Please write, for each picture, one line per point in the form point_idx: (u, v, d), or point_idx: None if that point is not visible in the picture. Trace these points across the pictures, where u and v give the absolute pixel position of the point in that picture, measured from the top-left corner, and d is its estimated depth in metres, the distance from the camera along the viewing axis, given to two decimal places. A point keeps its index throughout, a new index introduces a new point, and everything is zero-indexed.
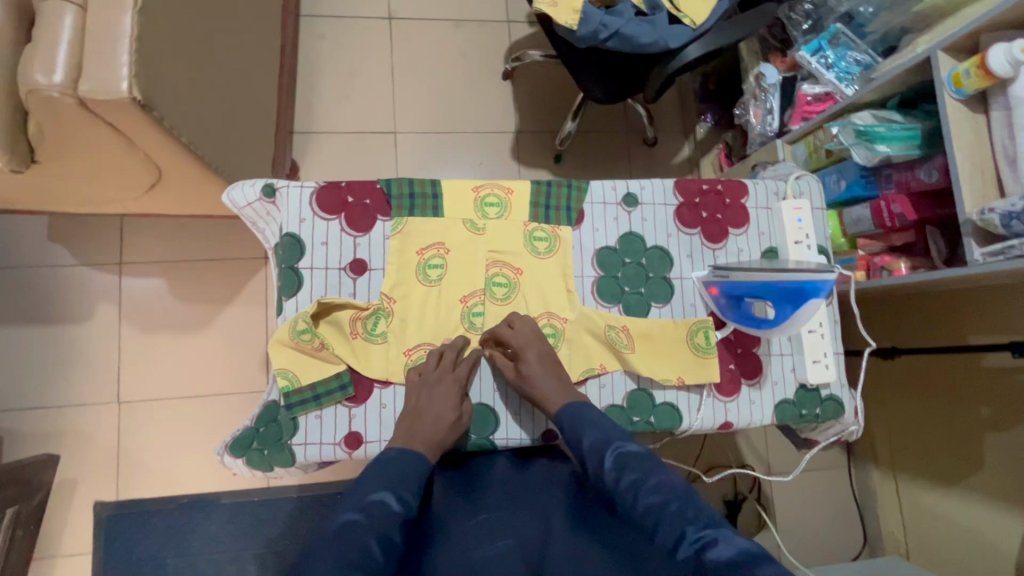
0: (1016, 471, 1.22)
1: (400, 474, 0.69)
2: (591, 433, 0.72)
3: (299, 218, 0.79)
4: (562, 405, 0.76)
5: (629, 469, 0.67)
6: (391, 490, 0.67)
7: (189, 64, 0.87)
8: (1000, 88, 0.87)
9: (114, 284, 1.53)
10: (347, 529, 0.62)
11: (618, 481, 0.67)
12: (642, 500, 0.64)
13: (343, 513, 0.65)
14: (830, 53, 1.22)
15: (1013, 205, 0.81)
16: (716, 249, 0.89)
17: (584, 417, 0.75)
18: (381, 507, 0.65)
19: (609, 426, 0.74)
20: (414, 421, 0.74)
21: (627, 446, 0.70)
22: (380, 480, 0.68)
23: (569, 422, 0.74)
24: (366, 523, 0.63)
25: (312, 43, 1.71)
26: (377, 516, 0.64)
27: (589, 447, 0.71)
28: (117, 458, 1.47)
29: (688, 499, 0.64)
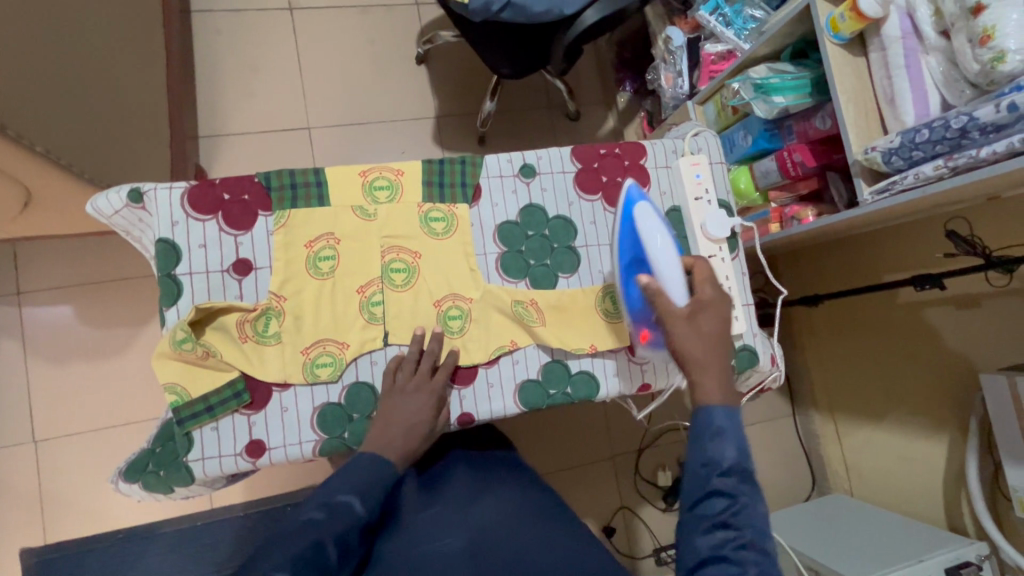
0: (937, 397, 1.29)
1: (368, 479, 0.67)
2: (734, 464, 0.60)
3: (171, 222, 0.74)
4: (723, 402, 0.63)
5: (748, 540, 0.56)
6: (359, 493, 0.66)
7: (33, 67, 0.79)
8: (875, 29, 0.89)
9: (13, 316, 1.42)
10: (305, 526, 0.62)
11: (727, 534, 0.56)
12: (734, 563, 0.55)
13: (306, 509, 0.65)
14: (727, 10, 1.24)
15: (891, 141, 0.83)
16: (619, 214, 0.88)
17: (734, 437, 0.61)
18: (344, 509, 0.64)
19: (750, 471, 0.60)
20: (388, 426, 0.72)
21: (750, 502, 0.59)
22: (349, 483, 0.67)
23: (718, 426, 0.61)
24: (325, 523, 0.63)
25: (208, 40, 1.61)
26: (339, 517, 0.64)
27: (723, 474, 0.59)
28: (41, 501, 1.38)
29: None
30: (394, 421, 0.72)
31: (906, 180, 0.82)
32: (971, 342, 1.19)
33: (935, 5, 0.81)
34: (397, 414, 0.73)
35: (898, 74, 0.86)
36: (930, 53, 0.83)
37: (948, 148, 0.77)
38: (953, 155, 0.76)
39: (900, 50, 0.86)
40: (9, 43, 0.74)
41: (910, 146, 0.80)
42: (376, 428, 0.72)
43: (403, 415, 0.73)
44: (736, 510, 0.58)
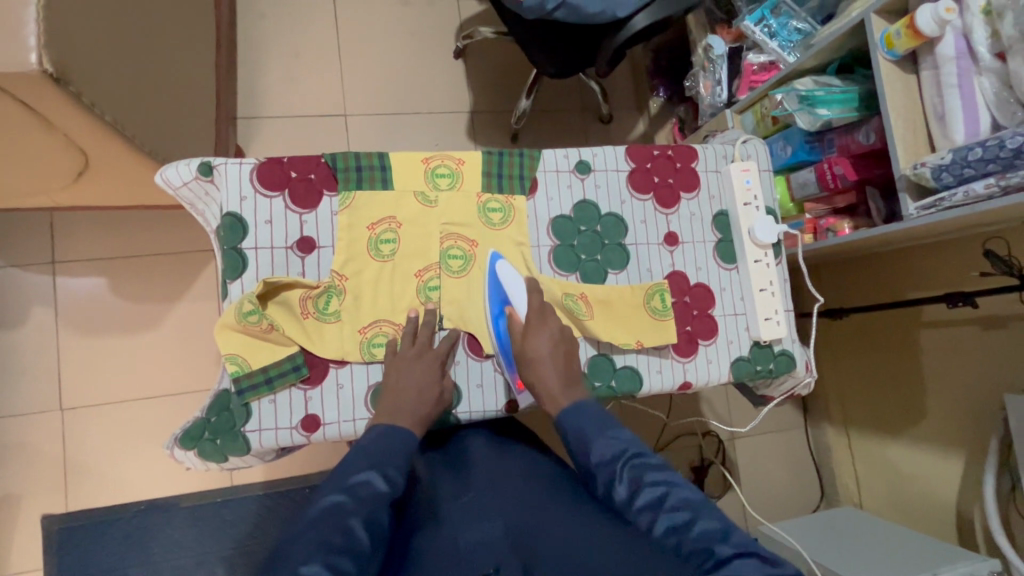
0: (956, 417, 1.30)
1: (386, 453, 0.66)
2: (599, 443, 0.68)
3: (240, 196, 0.75)
4: (564, 407, 0.72)
5: (647, 485, 0.62)
6: (377, 469, 0.64)
7: (108, 37, 0.81)
8: (928, 47, 0.91)
9: (47, 285, 1.43)
10: (330, 511, 0.58)
11: (632, 500, 0.62)
12: (662, 518, 0.59)
13: (324, 497, 0.61)
14: (773, 22, 1.25)
15: (942, 157, 0.84)
16: (668, 214, 0.89)
17: (590, 420, 0.70)
18: (367, 487, 0.61)
19: (620, 433, 0.68)
20: (399, 396, 0.72)
21: (642, 457, 0.65)
22: (364, 460, 0.64)
23: (575, 425, 0.70)
24: (351, 504, 0.59)
25: (252, 24, 1.63)
26: (364, 496, 0.60)
27: (597, 461, 0.66)
28: (64, 469, 1.39)
29: (714, 513, 0.58)
30: (404, 390, 0.72)
31: (955, 197, 0.84)
32: (996, 362, 1.20)
33: (993, 27, 0.82)
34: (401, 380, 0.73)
35: (950, 93, 0.88)
36: (983, 75, 0.85)
37: (1001, 167, 0.79)
38: (1006, 174, 0.78)
39: (953, 69, 0.87)
40: (91, 12, 0.76)
41: (962, 164, 0.82)
42: (386, 401, 0.72)
43: (400, 381, 0.73)
44: (617, 476, 0.64)
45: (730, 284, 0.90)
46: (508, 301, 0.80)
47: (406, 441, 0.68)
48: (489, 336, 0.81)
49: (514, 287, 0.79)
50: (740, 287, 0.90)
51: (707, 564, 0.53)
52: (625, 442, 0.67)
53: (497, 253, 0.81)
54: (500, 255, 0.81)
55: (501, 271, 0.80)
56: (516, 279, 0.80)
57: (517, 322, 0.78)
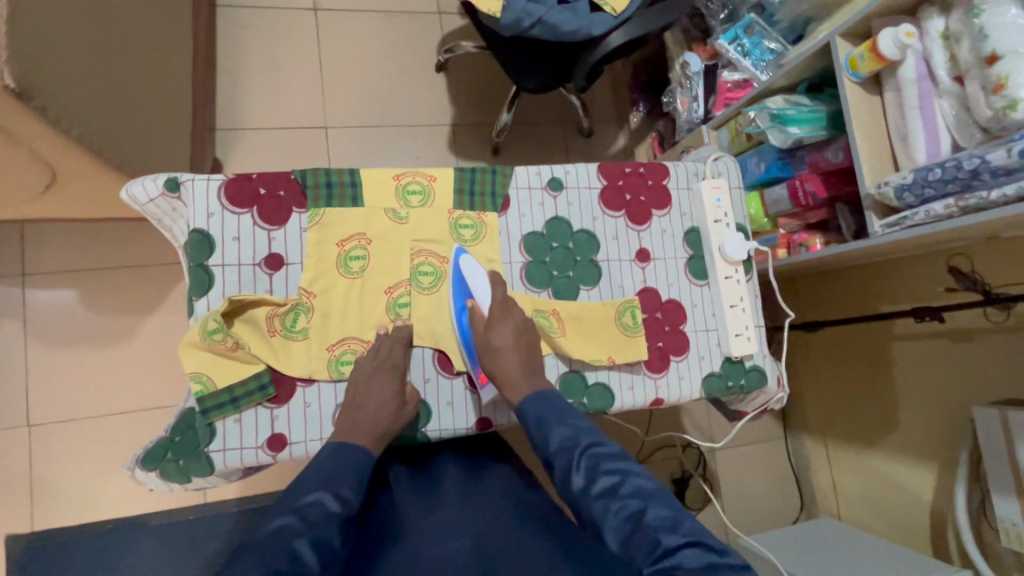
0: (928, 430, 1.32)
1: (337, 472, 0.67)
2: (559, 431, 0.69)
3: (206, 213, 0.74)
4: (531, 392, 0.73)
5: (604, 474, 0.64)
6: (329, 489, 0.65)
7: (75, 52, 0.80)
8: (891, 70, 0.93)
9: (17, 297, 1.40)
10: (278, 533, 0.59)
11: (589, 490, 0.64)
12: (616, 508, 0.62)
13: (274, 517, 0.62)
14: (746, 41, 1.27)
15: (904, 177, 0.86)
16: (640, 231, 0.90)
17: (550, 410, 0.71)
18: (318, 508, 0.63)
19: (577, 422, 0.70)
20: (355, 412, 0.72)
21: (599, 447, 0.67)
22: (318, 479, 0.66)
23: (536, 412, 0.71)
24: (302, 526, 0.61)
25: (232, 35, 1.63)
26: (313, 518, 0.62)
27: (555, 448, 0.68)
28: (30, 487, 1.35)
29: (663, 502, 0.62)
30: (362, 404, 0.72)
31: (917, 216, 0.86)
32: (964, 375, 1.22)
33: (951, 52, 0.85)
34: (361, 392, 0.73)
35: (912, 115, 0.90)
36: (943, 97, 0.87)
37: (960, 187, 0.81)
38: (964, 195, 0.80)
39: (915, 92, 0.90)
40: (56, 27, 0.75)
41: (923, 184, 0.84)
42: (344, 417, 0.72)
43: (360, 394, 0.73)
44: (575, 465, 0.66)
45: (702, 300, 0.91)
46: (472, 297, 0.79)
47: (359, 458, 0.70)
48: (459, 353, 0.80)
49: (479, 281, 0.79)
50: (711, 303, 0.91)
51: (655, 551, 0.57)
52: (583, 431, 0.69)
53: (461, 250, 0.81)
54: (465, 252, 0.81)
55: (466, 266, 0.80)
56: (481, 274, 0.80)
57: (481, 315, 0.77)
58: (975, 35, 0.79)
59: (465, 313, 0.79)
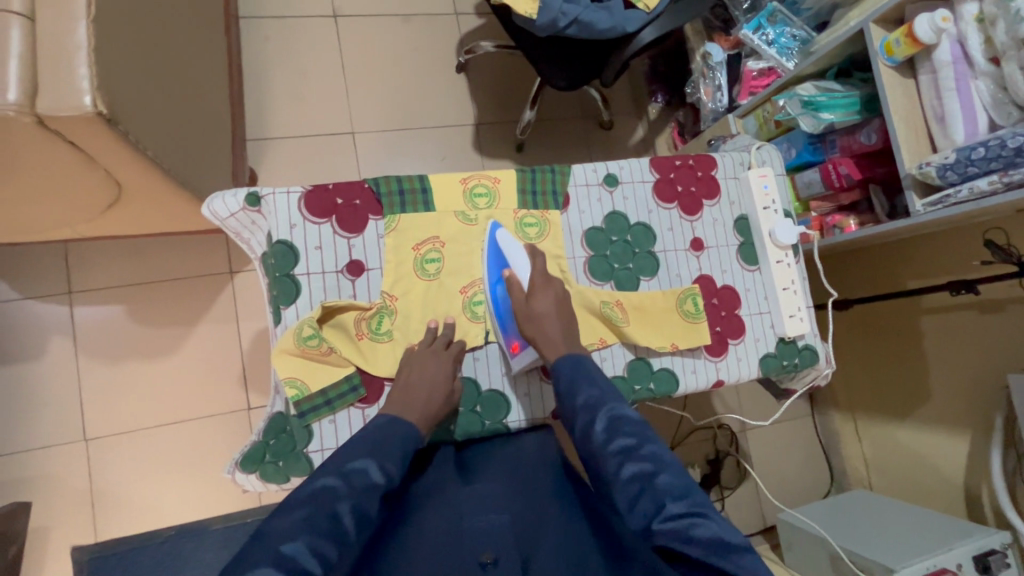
0: (959, 400, 1.36)
1: (384, 444, 0.67)
2: (587, 390, 0.71)
3: (290, 225, 0.77)
4: (564, 353, 0.76)
5: (623, 435, 0.65)
6: (374, 459, 0.65)
7: (145, 74, 0.83)
8: (926, 54, 0.96)
9: (65, 315, 1.43)
10: (323, 493, 0.60)
11: (605, 445, 0.66)
12: (628, 467, 0.63)
13: (320, 476, 0.63)
14: (770, 30, 1.30)
15: (946, 157, 0.90)
16: (693, 221, 0.94)
17: (582, 373, 0.73)
18: (361, 476, 0.63)
19: (604, 386, 0.72)
20: (408, 390, 0.74)
21: (621, 410, 0.68)
22: (364, 449, 0.66)
23: (568, 373, 0.73)
24: (344, 491, 0.61)
25: (256, 46, 1.64)
26: (358, 484, 0.62)
27: (581, 404, 0.70)
28: (91, 498, 1.39)
29: (677, 473, 0.63)
30: (414, 386, 0.74)
31: (961, 194, 0.90)
32: (996, 344, 1.26)
33: (986, 35, 0.88)
34: (431, 388, 0.74)
35: (949, 96, 0.94)
36: (980, 78, 0.91)
37: (1003, 165, 0.85)
38: (1008, 172, 0.84)
39: (950, 73, 0.93)
40: (130, 52, 0.78)
41: (965, 162, 0.88)
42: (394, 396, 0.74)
43: (433, 392, 0.74)
44: (597, 422, 0.68)
45: (754, 284, 0.95)
46: (508, 267, 0.82)
47: (408, 435, 0.69)
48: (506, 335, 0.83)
49: (515, 254, 0.82)
50: (764, 287, 0.95)
51: (660, 513, 0.60)
52: (609, 395, 0.70)
53: (496, 223, 0.84)
54: (500, 225, 0.84)
55: (501, 240, 0.83)
56: (516, 246, 0.83)
57: (517, 284, 0.80)
58: (1010, 17, 0.82)
59: (500, 283, 0.82)
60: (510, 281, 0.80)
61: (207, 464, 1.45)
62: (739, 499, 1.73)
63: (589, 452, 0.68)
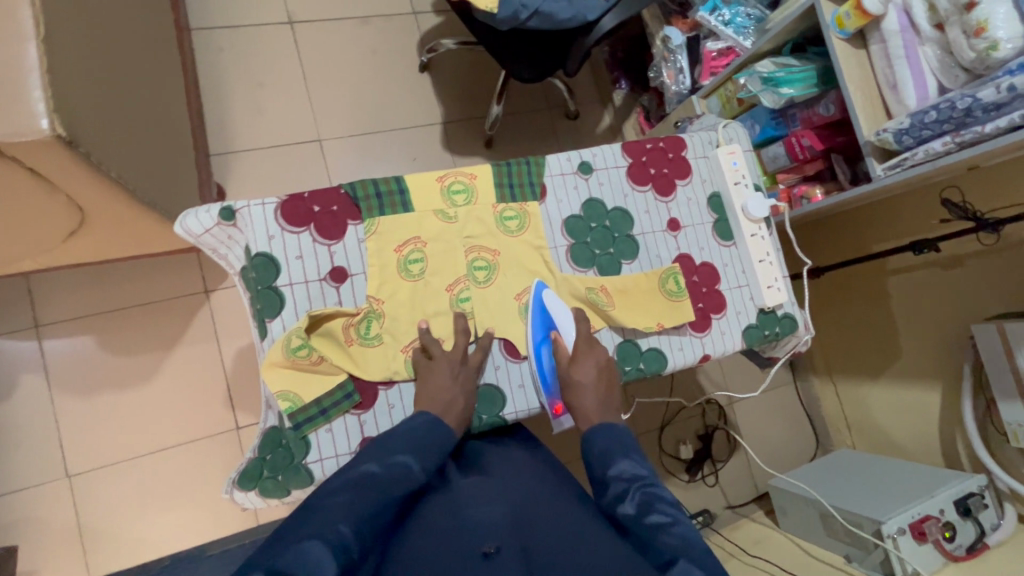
0: (930, 353, 1.42)
1: (427, 441, 0.69)
2: (621, 461, 0.70)
3: (267, 236, 0.76)
4: (598, 422, 0.76)
5: (656, 509, 0.64)
6: (416, 454, 0.67)
7: (102, 94, 0.80)
8: (875, 25, 1.00)
9: (34, 350, 1.38)
10: (366, 480, 0.63)
11: (638, 517, 0.64)
12: (662, 541, 0.61)
13: (362, 463, 0.65)
14: (726, 11, 1.32)
15: (901, 123, 0.94)
16: (668, 202, 0.96)
17: (615, 444, 0.73)
18: (403, 470, 0.65)
19: (638, 460, 0.71)
20: None
21: (654, 487, 0.67)
22: (406, 444, 0.68)
23: (602, 444, 0.73)
24: (386, 482, 0.63)
25: (210, 58, 1.60)
26: (398, 476, 0.64)
27: (614, 475, 0.69)
28: (78, 536, 1.34)
29: (710, 554, 0.60)
30: None
31: (917, 156, 0.94)
32: (956, 297, 1.33)
33: (929, 2, 0.92)
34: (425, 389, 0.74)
35: (899, 64, 0.98)
36: (927, 45, 0.95)
37: (954, 126, 0.89)
38: (960, 132, 0.88)
39: (899, 42, 0.97)
40: (85, 72, 0.75)
41: (920, 126, 0.92)
42: None
43: (433, 394, 0.75)
44: (630, 494, 0.66)
45: (731, 259, 0.98)
46: (555, 329, 0.84)
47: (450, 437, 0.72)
48: (496, 318, 0.84)
49: (561, 315, 0.84)
50: (741, 261, 0.98)
51: None
52: (642, 468, 0.70)
53: (542, 283, 0.86)
54: (546, 285, 0.86)
55: (547, 299, 0.84)
56: (562, 307, 0.85)
57: (562, 348, 0.81)
58: None
59: (546, 343, 0.83)
60: (557, 345, 0.81)
61: (197, 490, 1.42)
62: (731, 470, 1.78)
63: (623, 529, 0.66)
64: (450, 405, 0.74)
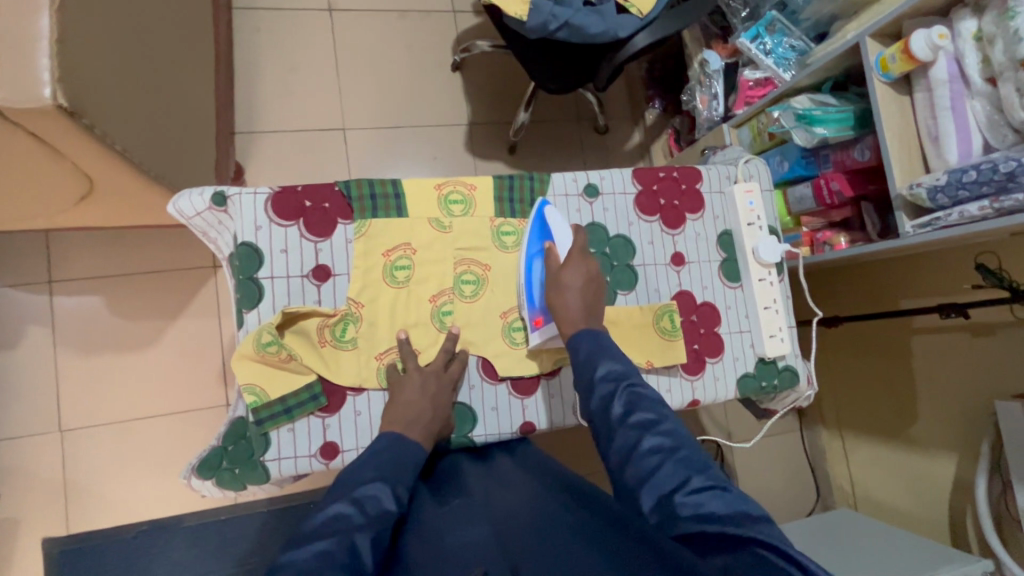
0: (947, 422, 1.33)
1: (395, 468, 0.65)
2: (607, 362, 0.66)
3: (255, 226, 0.76)
4: (582, 327, 0.71)
5: (642, 407, 0.60)
6: (385, 483, 0.63)
7: (116, 67, 0.80)
8: (922, 71, 0.94)
9: (44, 303, 1.42)
10: (339, 521, 0.57)
11: (624, 416, 0.60)
12: (647, 441, 0.57)
13: (331, 505, 0.60)
14: (768, 39, 1.26)
15: (937, 179, 0.88)
16: (675, 235, 0.91)
17: (600, 347, 0.68)
18: (375, 503, 0.60)
19: (625, 361, 0.66)
20: None
21: (639, 385, 0.63)
22: (373, 472, 0.64)
23: (586, 348, 0.68)
24: (359, 518, 0.58)
25: (248, 38, 1.62)
26: (372, 512, 0.59)
27: (600, 376, 0.64)
28: (63, 491, 1.37)
29: (696, 450, 0.57)
30: None
31: (951, 217, 0.88)
32: (981, 369, 1.24)
33: (984, 54, 0.86)
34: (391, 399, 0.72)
35: (943, 116, 0.91)
36: (976, 98, 0.88)
37: (994, 190, 0.82)
38: (999, 197, 0.82)
39: (946, 92, 0.91)
40: (101, 45, 0.76)
41: (957, 185, 0.86)
42: None
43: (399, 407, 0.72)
44: (615, 393, 0.62)
45: (735, 302, 0.93)
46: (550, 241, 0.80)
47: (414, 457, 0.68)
48: (479, 335, 0.82)
49: (559, 231, 0.80)
50: (745, 305, 0.93)
51: (681, 486, 0.53)
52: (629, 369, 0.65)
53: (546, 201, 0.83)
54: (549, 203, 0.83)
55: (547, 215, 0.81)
56: (563, 225, 0.81)
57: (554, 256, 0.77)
58: (1009, 37, 0.79)
59: (540, 255, 0.80)
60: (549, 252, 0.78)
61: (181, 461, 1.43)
62: None
63: (602, 424, 0.62)
64: (413, 420, 0.71)
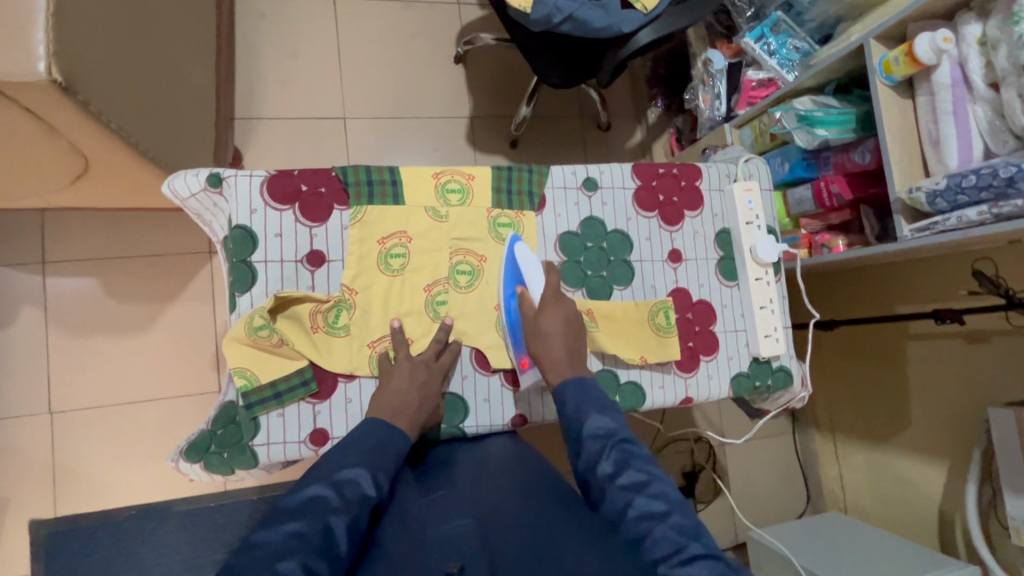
0: (940, 430, 1.33)
1: (381, 455, 0.65)
2: (595, 417, 0.68)
3: (250, 209, 0.75)
4: (570, 377, 0.72)
5: (631, 467, 0.63)
6: (368, 469, 0.63)
7: (114, 45, 0.80)
8: (924, 75, 0.93)
9: (37, 284, 1.41)
10: (316, 504, 0.58)
11: (613, 478, 0.62)
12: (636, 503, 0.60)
13: (310, 486, 0.60)
14: (772, 40, 1.25)
15: (937, 183, 0.88)
16: (673, 232, 0.91)
17: (590, 400, 0.70)
18: (354, 487, 0.61)
19: (613, 416, 0.69)
20: None
21: (628, 443, 0.65)
22: (359, 458, 0.64)
23: (574, 399, 0.69)
24: (336, 502, 0.59)
25: (251, 23, 1.61)
26: (350, 496, 0.60)
27: (588, 433, 0.66)
28: (52, 472, 1.37)
29: (686, 512, 0.59)
30: None
31: (949, 222, 0.87)
32: (975, 377, 1.24)
33: (988, 58, 0.86)
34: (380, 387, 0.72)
35: (944, 120, 0.91)
36: (978, 104, 0.88)
37: (993, 196, 0.82)
38: (998, 203, 0.81)
39: (948, 97, 0.90)
40: (99, 21, 0.75)
41: (956, 190, 0.86)
42: None
43: (389, 395, 0.72)
44: (605, 453, 0.64)
45: (731, 301, 0.92)
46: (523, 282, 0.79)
47: (399, 447, 0.68)
48: (473, 326, 0.81)
49: (530, 270, 0.79)
50: (741, 304, 0.92)
51: (670, 556, 0.54)
52: (617, 425, 0.67)
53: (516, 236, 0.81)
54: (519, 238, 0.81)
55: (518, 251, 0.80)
56: (533, 263, 0.80)
57: (528, 301, 0.77)
58: (1013, 42, 0.79)
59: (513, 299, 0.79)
60: (523, 299, 0.77)
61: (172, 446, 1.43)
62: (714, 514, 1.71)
63: (592, 484, 0.64)
64: (404, 410, 0.71)
